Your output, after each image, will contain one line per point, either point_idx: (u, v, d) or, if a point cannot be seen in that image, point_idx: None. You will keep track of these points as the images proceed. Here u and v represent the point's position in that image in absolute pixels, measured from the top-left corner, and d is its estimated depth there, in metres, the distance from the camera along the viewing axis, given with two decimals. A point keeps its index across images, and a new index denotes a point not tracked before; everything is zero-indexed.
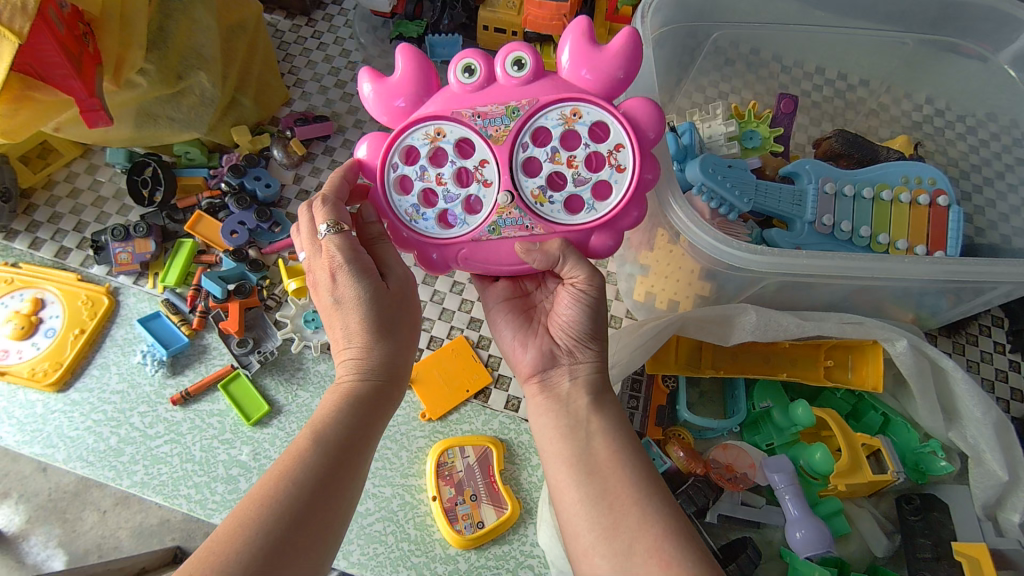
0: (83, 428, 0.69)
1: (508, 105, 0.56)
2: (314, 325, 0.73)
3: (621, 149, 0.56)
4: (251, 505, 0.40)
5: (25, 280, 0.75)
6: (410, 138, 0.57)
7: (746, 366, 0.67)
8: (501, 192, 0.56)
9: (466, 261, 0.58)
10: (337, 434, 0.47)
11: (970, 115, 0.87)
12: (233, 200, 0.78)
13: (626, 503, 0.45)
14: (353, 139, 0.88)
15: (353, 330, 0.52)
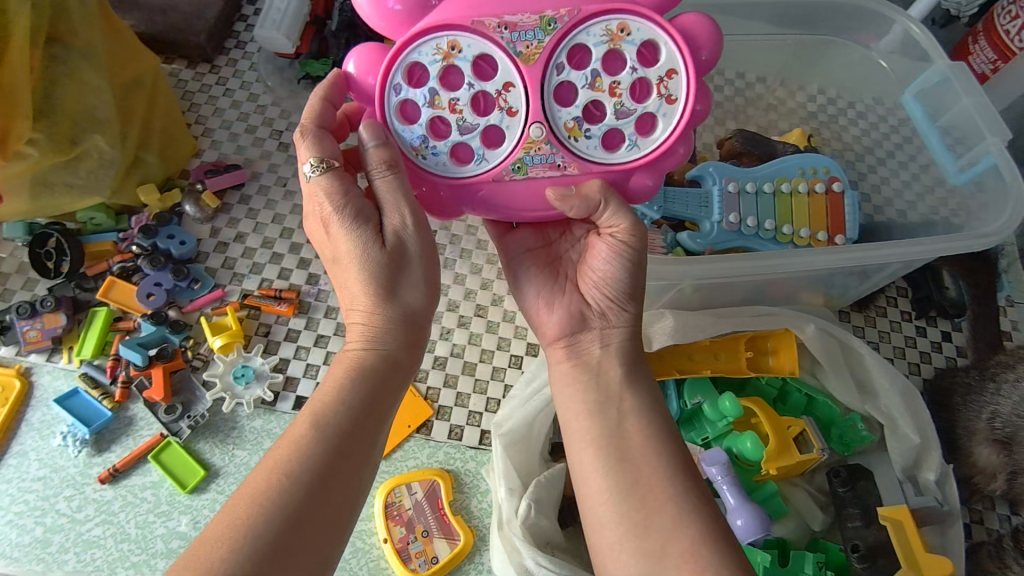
0: (5, 522, 0.65)
1: (542, 16, 0.53)
2: (245, 380, 0.72)
3: (672, 76, 0.54)
4: (253, 497, 0.42)
5: None
6: (416, 54, 0.53)
7: (674, 366, 0.69)
8: (530, 123, 0.54)
9: (484, 202, 0.57)
10: (342, 415, 0.47)
11: (859, 100, 0.93)
12: (146, 261, 0.76)
13: (659, 501, 0.46)
14: (269, 184, 0.86)
15: (360, 297, 0.51)
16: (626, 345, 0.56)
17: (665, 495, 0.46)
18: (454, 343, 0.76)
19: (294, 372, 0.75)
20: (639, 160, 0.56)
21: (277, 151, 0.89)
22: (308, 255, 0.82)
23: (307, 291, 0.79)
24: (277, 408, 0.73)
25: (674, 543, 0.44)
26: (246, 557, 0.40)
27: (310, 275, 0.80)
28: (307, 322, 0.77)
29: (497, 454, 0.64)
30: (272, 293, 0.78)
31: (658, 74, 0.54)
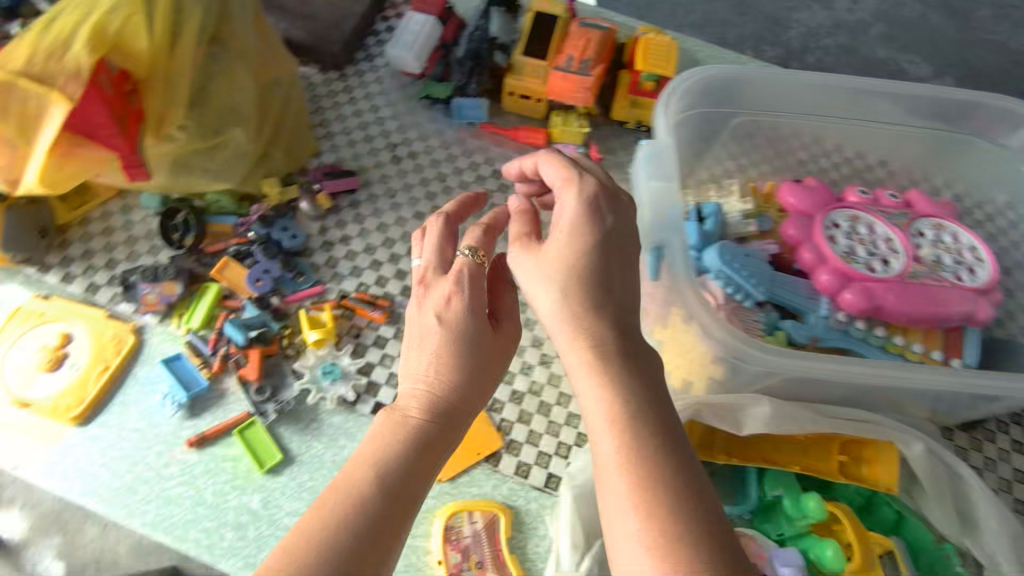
0: (102, 464, 0.71)
1: (898, 210, 0.77)
2: (332, 377, 0.74)
3: (976, 248, 0.75)
4: (332, 512, 0.44)
5: (54, 315, 0.77)
6: (835, 214, 0.75)
7: (756, 454, 0.67)
8: (908, 257, 0.73)
9: (894, 291, 0.69)
10: (401, 482, 0.48)
11: (991, 202, 0.85)
12: (261, 249, 0.79)
13: (614, 494, 0.45)
14: (379, 193, 0.89)
15: (462, 327, 0.54)
16: (595, 295, 0.52)
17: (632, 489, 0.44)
18: (533, 380, 0.78)
19: (377, 379, 0.76)
20: (971, 285, 0.72)
21: (390, 163, 0.92)
22: (407, 268, 0.84)
23: (399, 302, 0.81)
24: (357, 410, 0.74)
25: (654, 529, 0.43)
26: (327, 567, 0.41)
27: (405, 288, 0.82)
28: (396, 332, 0.79)
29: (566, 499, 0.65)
30: (367, 297, 0.80)
31: (968, 248, 0.75)
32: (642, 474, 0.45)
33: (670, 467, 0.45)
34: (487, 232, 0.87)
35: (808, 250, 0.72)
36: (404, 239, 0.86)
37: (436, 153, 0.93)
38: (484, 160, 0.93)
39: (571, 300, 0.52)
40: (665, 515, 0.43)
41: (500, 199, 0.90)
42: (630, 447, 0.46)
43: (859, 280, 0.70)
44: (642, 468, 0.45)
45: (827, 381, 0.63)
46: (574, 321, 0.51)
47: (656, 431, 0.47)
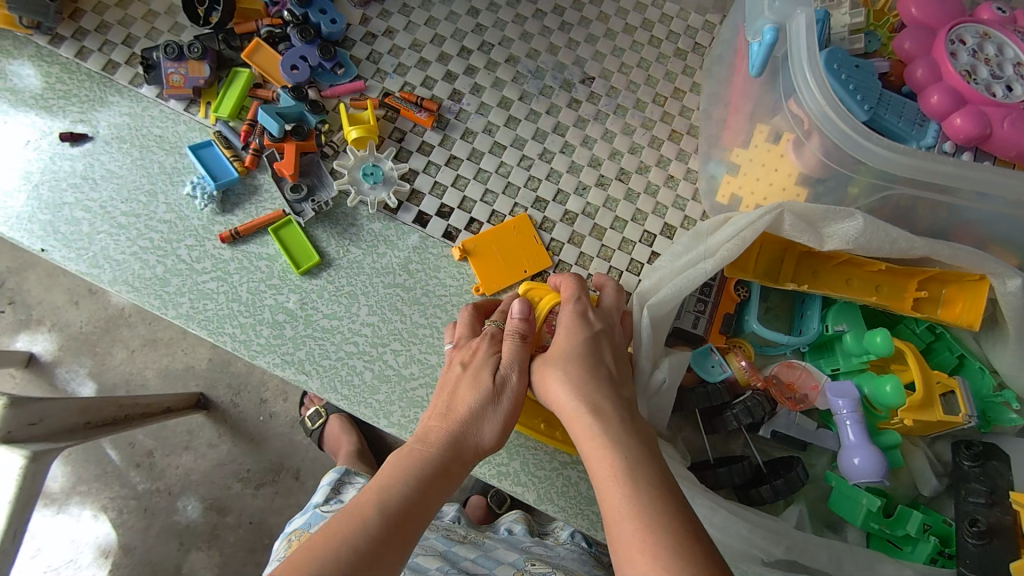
0: (130, 253, 0.67)
1: None
2: (373, 179, 0.68)
3: None
4: (362, 535, 0.45)
5: (55, 98, 0.71)
6: (963, 30, 0.64)
7: (827, 284, 0.63)
8: None
9: (1015, 119, 0.60)
10: (401, 507, 0.48)
11: None
12: (296, 30, 0.70)
13: (627, 514, 0.44)
14: None
15: (459, 410, 0.56)
16: (590, 372, 0.55)
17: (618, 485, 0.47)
18: (588, 202, 0.72)
19: (420, 186, 0.71)
20: None
21: None
22: (456, 70, 0.75)
23: (448, 107, 0.73)
24: (398, 218, 0.70)
25: (638, 543, 0.42)
26: None
27: (454, 91, 0.74)
28: (443, 139, 0.72)
29: (643, 325, 0.59)
30: (412, 98, 0.72)
31: None
32: (644, 492, 0.46)
33: (626, 478, 0.47)
34: (548, 37, 0.77)
35: (923, 67, 0.63)
36: (455, 37, 0.76)
37: None
38: None
39: (579, 395, 0.54)
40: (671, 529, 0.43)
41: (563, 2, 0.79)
42: (629, 476, 0.47)
43: (976, 104, 0.61)
44: (629, 491, 0.46)
45: (927, 204, 0.59)
46: (582, 406, 0.53)
47: (634, 466, 0.48)
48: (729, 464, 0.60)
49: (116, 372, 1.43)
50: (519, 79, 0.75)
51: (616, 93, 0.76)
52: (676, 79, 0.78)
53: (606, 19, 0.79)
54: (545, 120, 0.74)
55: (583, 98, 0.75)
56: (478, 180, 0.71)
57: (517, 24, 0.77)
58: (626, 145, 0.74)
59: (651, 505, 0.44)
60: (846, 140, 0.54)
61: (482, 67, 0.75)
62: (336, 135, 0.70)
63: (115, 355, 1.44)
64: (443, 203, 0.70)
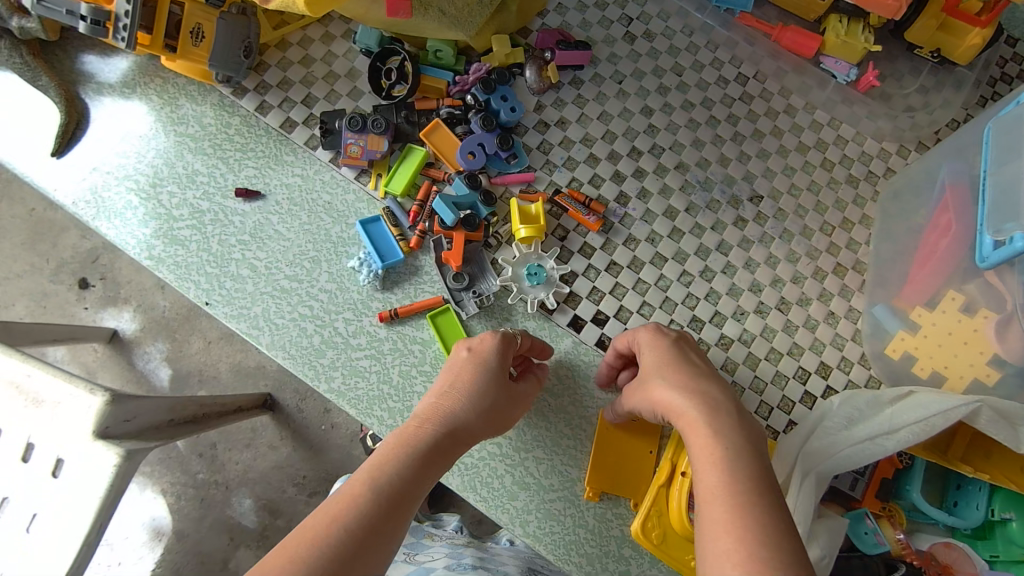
0: (289, 319, 0.67)
1: None
2: (536, 281, 0.67)
3: None
4: (340, 510, 0.46)
5: (233, 149, 0.71)
6: None
7: (1000, 469, 0.60)
8: None
9: None
10: (396, 487, 0.48)
11: None
12: (479, 118, 0.70)
13: (720, 496, 0.45)
14: (604, 75, 0.77)
15: (450, 393, 0.57)
16: (689, 373, 0.55)
17: (717, 471, 0.46)
18: (745, 328, 0.70)
19: (579, 289, 0.70)
20: None
21: (622, 40, 0.78)
22: (625, 171, 0.74)
23: (614, 210, 0.72)
24: (554, 319, 0.69)
25: (733, 539, 0.42)
26: None
27: (621, 194, 0.73)
28: (605, 243, 0.71)
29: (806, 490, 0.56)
30: (581, 198, 0.71)
31: None
32: (740, 483, 0.45)
33: (728, 464, 0.47)
34: (720, 147, 0.76)
35: None
36: (626, 136, 0.75)
37: (676, 39, 0.79)
38: (728, 58, 0.79)
39: (684, 394, 0.53)
40: (761, 530, 0.42)
41: (738, 111, 0.77)
42: (732, 471, 0.46)
43: None
44: (725, 480, 0.46)
45: None
46: (685, 401, 0.53)
47: (730, 459, 0.47)
48: None
49: (191, 361, 1.47)
50: (687, 189, 0.74)
51: (783, 215, 0.74)
52: (846, 208, 0.75)
53: (780, 135, 0.77)
54: (708, 237, 0.72)
55: (749, 219, 0.73)
56: (636, 291, 0.70)
57: (690, 129, 0.76)
58: (789, 273, 0.72)
59: (744, 511, 0.43)
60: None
61: (651, 171, 0.74)
62: (503, 229, 0.69)
63: (192, 344, 1.48)
64: (599, 310, 0.69)
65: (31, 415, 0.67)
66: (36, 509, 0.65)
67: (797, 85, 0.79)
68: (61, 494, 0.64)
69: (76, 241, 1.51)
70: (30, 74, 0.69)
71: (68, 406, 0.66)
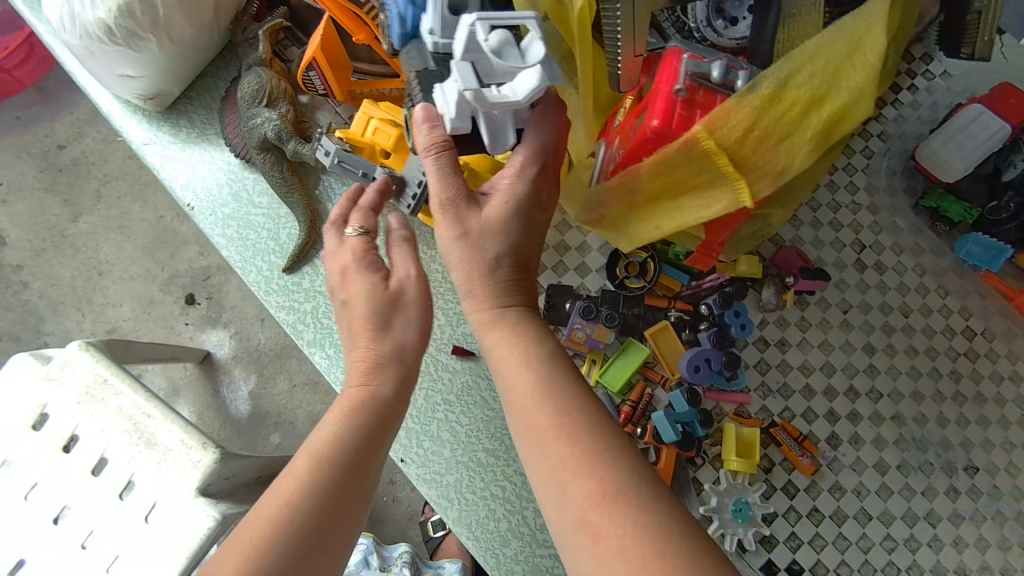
0: (482, 497, 0.65)
1: None
2: (741, 518, 0.63)
3: None
4: (295, 490, 0.46)
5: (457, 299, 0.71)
6: None
7: None
8: None
9: None
10: (340, 460, 0.49)
11: None
12: (713, 335, 0.67)
13: (567, 427, 0.46)
14: (831, 301, 0.75)
15: (358, 324, 0.55)
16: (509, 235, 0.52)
17: (542, 394, 0.47)
18: None
19: (777, 532, 0.65)
20: None
21: (852, 267, 0.77)
22: (839, 410, 0.71)
23: (823, 451, 0.69)
24: (747, 559, 0.64)
25: (596, 484, 0.43)
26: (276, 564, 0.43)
27: (832, 434, 0.70)
28: (810, 485, 0.67)
29: None
30: (796, 434, 0.68)
31: None
32: (565, 408, 0.46)
33: (546, 382, 0.48)
34: (940, 404, 0.72)
35: None
36: (846, 371, 0.72)
37: (907, 276, 0.77)
38: (958, 307, 0.77)
39: (488, 265, 0.52)
40: (637, 505, 0.42)
41: (963, 367, 0.74)
42: (551, 387, 0.48)
43: None
44: (540, 383, 0.48)
45: None
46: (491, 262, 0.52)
47: (543, 359, 0.49)
48: None
49: (274, 402, 1.40)
50: (902, 443, 0.70)
51: (998, 493, 0.69)
52: None
53: (1003, 403, 0.73)
54: (918, 502, 0.68)
55: (962, 490, 0.69)
56: (836, 546, 0.65)
57: (911, 377, 0.73)
58: (999, 561, 0.67)
59: (592, 446, 0.45)
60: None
61: (867, 415, 0.71)
62: (711, 449, 0.66)
63: (276, 384, 1.41)
64: (796, 560, 0.64)
65: (143, 456, 0.72)
66: (120, 552, 0.70)
67: None
68: (155, 538, 0.70)
69: (193, 256, 1.45)
70: (285, 190, 0.70)
71: (177, 459, 0.72)
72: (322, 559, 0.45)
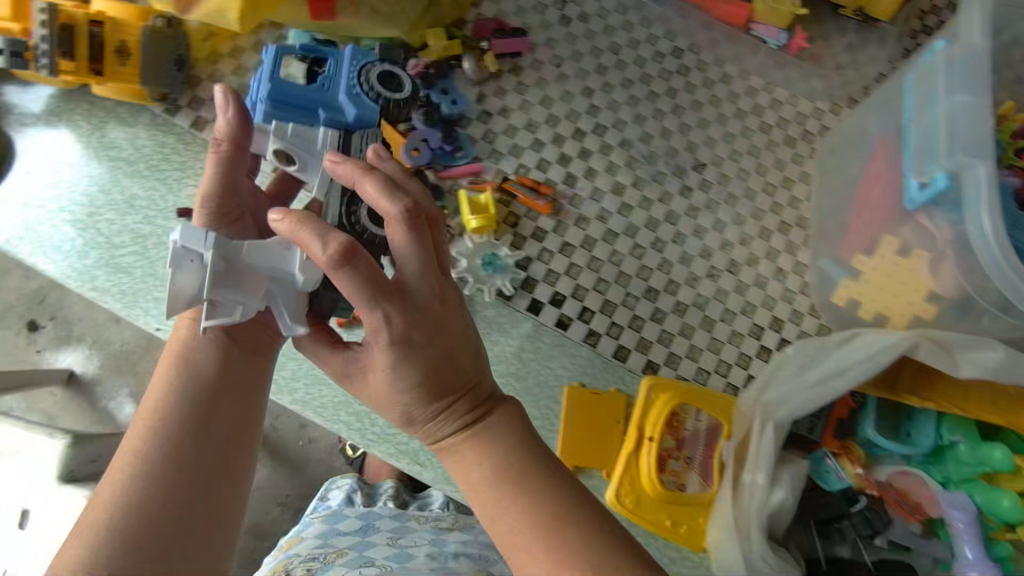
0: None
1: None
2: (492, 269, 0.69)
3: None
4: (140, 462, 0.53)
5: (173, 166, 0.70)
6: None
7: (944, 398, 0.65)
8: None
9: None
10: (151, 459, 0.54)
11: None
12: (422, 114, 0.69)
13: (570, 519, 0.49)
14: (543, 60, 0.77)
15: (195, 369, 0.59)
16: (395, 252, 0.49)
17: (505, 481, 0.51)
18: (698, 293, 0.73)
19: (534, 274, 0.71)
20: None
21: (558, 24, 0.78)
22: (569, 153, 0.75)
23: (562, 192, 0.73)
24: (512, 304, 0.70)
25: (539, 530, 0.49)
26: (110, 547, 0.49)
27: (568, 175, 0.74)
28: (556, 225, 0.72)
29: (771, 441, 0.60)
30: (528, 183, 0.72)
31: None
32: (557, 468, 0.52)
33: (497, 462, 0.51)
34: (662, 121, 0.77)
35: None
36: (569, 118, 0.76)
37: (611, 18, 0.79)
38: (664, 32, 0.80)
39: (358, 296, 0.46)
40: (549, 514, 0.49)
41: (677, 83, 0.79)
42: (523, 467, 0.51)
43: None
44: (488, 474, 0.51)
45: None
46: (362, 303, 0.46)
47: (507, 454, 0.52)
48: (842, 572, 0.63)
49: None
50: (633, 164, 0.75)
51: (726, 180, 0.77)
52: (785, 168, 0.78)
53: (718, 103, 0.79)
54: (657, 209, 0.75)
55: (694, 187, 0.76)
56: (590, 269, 0.72)
57: (631, 106, 0.77)
58: (737, 235, 0.75)
59: (588, 515, 0.50)
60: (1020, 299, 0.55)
61: (596, 150, 0.75)
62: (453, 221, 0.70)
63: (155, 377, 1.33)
64: (555, 291, 0.71)
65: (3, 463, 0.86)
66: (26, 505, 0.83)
67: (732, 52, 0.80)
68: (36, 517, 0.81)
69: (20, 280, 1.33)
70: None
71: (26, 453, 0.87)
72: (156, 555, 0.50)
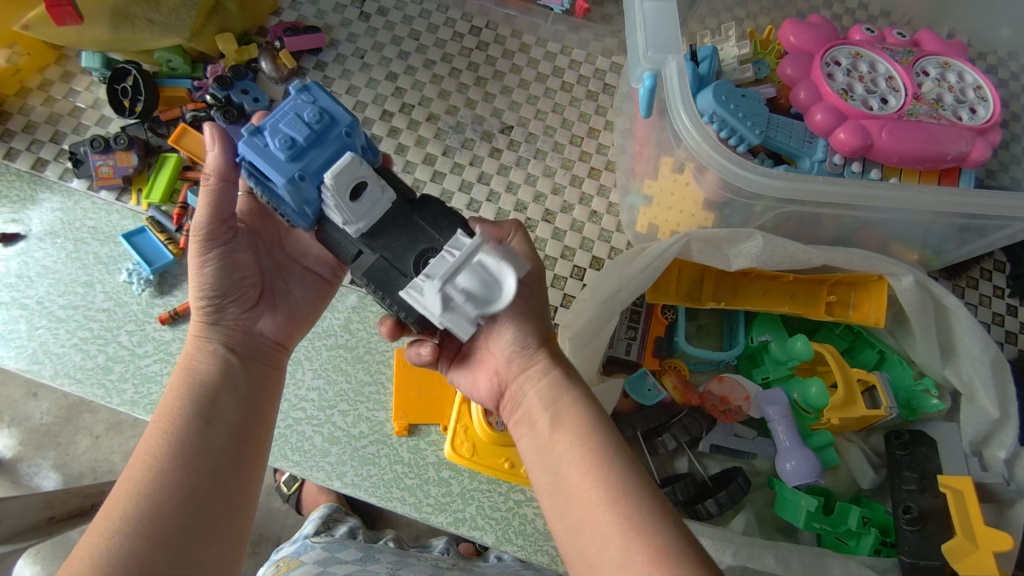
0: (69, 345, 0.67)
1: (905, 48, 0.70)
2: None
3: (981, 89, 0.68)
4: (146, 479, 0.44)
5: None
6: (837, 53, 0.68)
7: (747, 299, 0.67)
8: (908, 96, 0.67)
9: (891, 132, 0.63)
10: (180, 481, 0.44)
11: (990, 52, 0.78)
12: (220, 113, 0.72)
13: (592, 478, 0.46)
14: (346, 53, 0.81)
15: (196, 375, 0.51)
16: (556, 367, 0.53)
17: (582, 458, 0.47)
18: None
19: None
20: (969, 126, 0.66)
21: (357, 20, 0.83)
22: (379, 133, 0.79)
23: None
24: None
25: (605, 516, 0.43)
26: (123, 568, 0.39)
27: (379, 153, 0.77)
28: None
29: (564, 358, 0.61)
30: None
31: (972, 87, 0.68)
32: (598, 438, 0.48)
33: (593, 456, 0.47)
34: (465, 93, 0.82)
35: (806, 90, 0.67)
36: (376, 102, 0.80)
37: (408, 8, 0.85)
38: (460, 15, 0.85)
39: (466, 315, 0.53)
40: (611, 483, 0.45)
41: (478, 57, 0.84)
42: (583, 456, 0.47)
43: (855, 118, 0.65)
44: (589, 457, 0.47)
45: (829, 218, 0.62)
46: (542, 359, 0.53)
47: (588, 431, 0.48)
48: (672, 483, 0.63)
49: (81, 463, 1.00)
50: (441, 135, 0.79)
51: (534, 137, 0.80)
52: (590, 119, 0.82)
53: (518, 71, 0.83)
54: (469, 171, 0.78)
55: (503, 147, 0.79)
56: None
57: (435, 84, 0.81)
58: (549, 185, 0.78)
59: (610, 476, 0.45)
60: (725, 171, 0.57)
61: (405, 127, 0.79)
62: None
63: None
64: None
65: None
66: None
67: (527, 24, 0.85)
68: None
69: None
70: None
71: None
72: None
